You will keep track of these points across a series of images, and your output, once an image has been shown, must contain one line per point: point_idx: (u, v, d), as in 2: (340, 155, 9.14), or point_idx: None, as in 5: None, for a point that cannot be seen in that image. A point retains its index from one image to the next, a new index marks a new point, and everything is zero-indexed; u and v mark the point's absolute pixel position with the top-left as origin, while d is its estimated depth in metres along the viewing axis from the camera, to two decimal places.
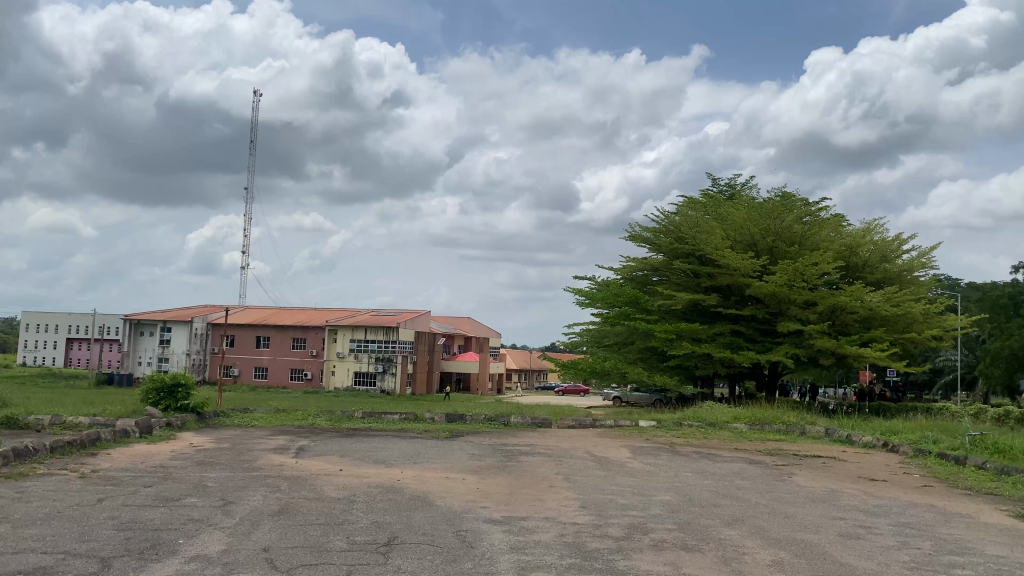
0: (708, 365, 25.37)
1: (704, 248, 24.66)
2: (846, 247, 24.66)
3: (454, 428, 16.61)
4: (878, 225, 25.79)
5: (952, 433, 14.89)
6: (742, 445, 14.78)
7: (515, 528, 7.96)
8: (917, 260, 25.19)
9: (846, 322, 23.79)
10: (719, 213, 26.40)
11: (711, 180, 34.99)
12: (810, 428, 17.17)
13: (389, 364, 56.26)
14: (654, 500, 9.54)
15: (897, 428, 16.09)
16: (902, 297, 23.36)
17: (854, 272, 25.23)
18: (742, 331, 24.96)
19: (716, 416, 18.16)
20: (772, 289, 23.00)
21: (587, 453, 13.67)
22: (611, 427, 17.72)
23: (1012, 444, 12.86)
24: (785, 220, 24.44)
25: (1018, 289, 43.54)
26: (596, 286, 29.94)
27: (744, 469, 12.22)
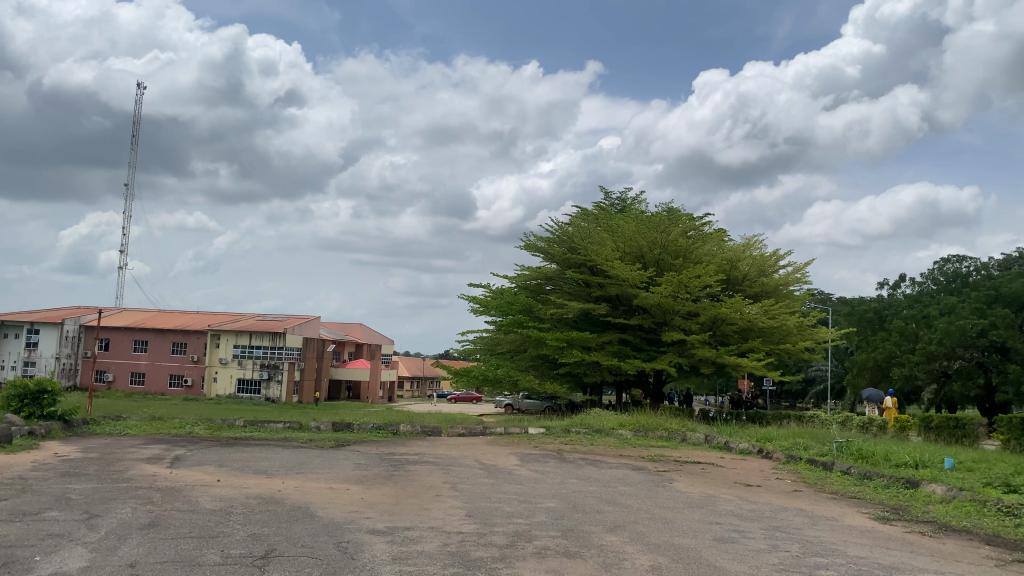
0: (596, 373, 25.81)
1: (595, 259, 25.14)
2: (727, 261, 25.66)
3: (339, 437, 16.29)
4: (757, 241, 26.88)
5: (821, 440, 15.68)
6: (626, 451, 15.12)
7: (399, 539, 7.85)
8: (792, 275, 26.45)
9: (726, 333, 24.75)
10: (610, 224, 26.97)
11: (605, 193, 35.75)
12: (690, 434, 17.72)
13: (274, 371, 54.73)
14: (540, 507, 9.60)
15: (770, 435, 16.80)
16: (778, 310, 24.50)
17: (735, 285, 26.25)
18: (630, 340, 25.57)
19: (602, 424, 18.52)
20: (657, 299, 23.65)
21: (475, 460, 13.67)
22: (502, 435, 17.80)
23: (875, 450, 13.64)
24: (671, 234, 25.20)
25: (882, 304, 46.42)
26: (490, 294, 30.03)
27: (627, 476, 12.48)
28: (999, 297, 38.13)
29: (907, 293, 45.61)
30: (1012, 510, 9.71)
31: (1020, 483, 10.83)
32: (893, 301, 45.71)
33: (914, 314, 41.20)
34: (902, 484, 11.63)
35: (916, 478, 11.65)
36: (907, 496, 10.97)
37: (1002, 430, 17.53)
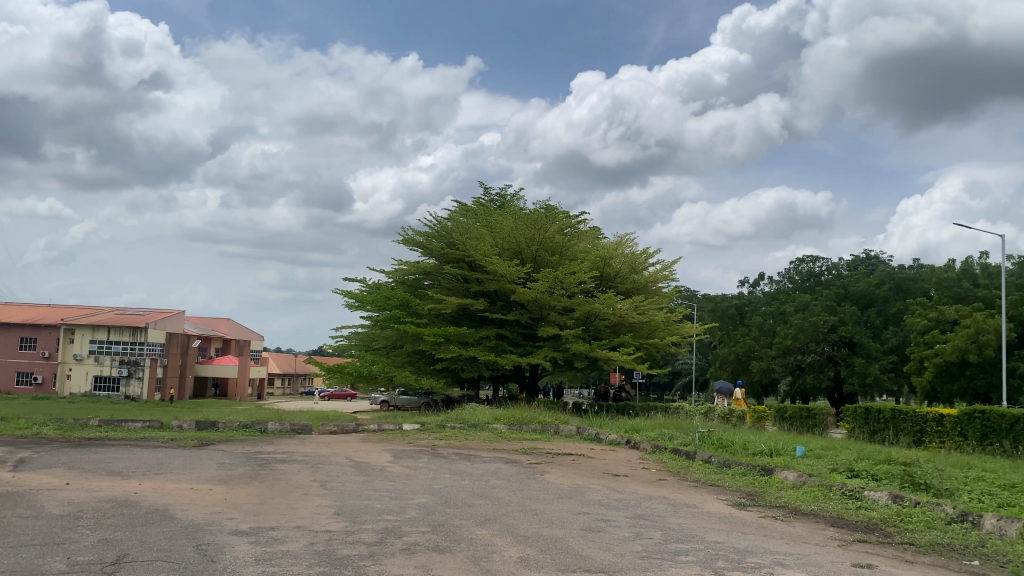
0: (473, 368, 25.91)
1: (473, 254, 25.18)
2: (601, 258, 26.31)
3: (202, 436, 15.62)
4: (629, 239, 27.66)
5: (685, 430, 16.34)
6: (500, 445, 15.25)
7: (263, 539, 7.62)
8: (661, 272, 27.40)
9: (598, 328, 25.38)
10: (488, 220, 27.04)
11: (483, 188, 35.88)
12: (563, 427, 18.08)
13: (135, 368, 52.02)
14: (411, 503, 9.54)
15: (638, 426, 17.36)
16: (648, 306, 25.34)
17: (607, 282, 26.94)
18: (507, 335, 25.83)
19: (477, 418, 18.60)
20: (534, 295, 23.97)
21: (346, 458, 13.43)
22: (374, 431, 17.59)
23: (735, 439, 14.36)
24: (547, 231, 25.56)
25: (743, 301, 48.81)
26: (366, 289, 29.56)
27: (500, 469, 12.59)
28: (848, 295, 40.87)
29: (765, 290, 48.09)
30: (854, 493, 10.43)
31: (862, 468, 11.66)
32: (753, 298, 48.11)
33: (772, 310, 43.55)
34: (758, 471, 12.28)
35: (771, 466, 12.33)
36: (761, 482, 11.59)
37: (848, 419, 18.78)
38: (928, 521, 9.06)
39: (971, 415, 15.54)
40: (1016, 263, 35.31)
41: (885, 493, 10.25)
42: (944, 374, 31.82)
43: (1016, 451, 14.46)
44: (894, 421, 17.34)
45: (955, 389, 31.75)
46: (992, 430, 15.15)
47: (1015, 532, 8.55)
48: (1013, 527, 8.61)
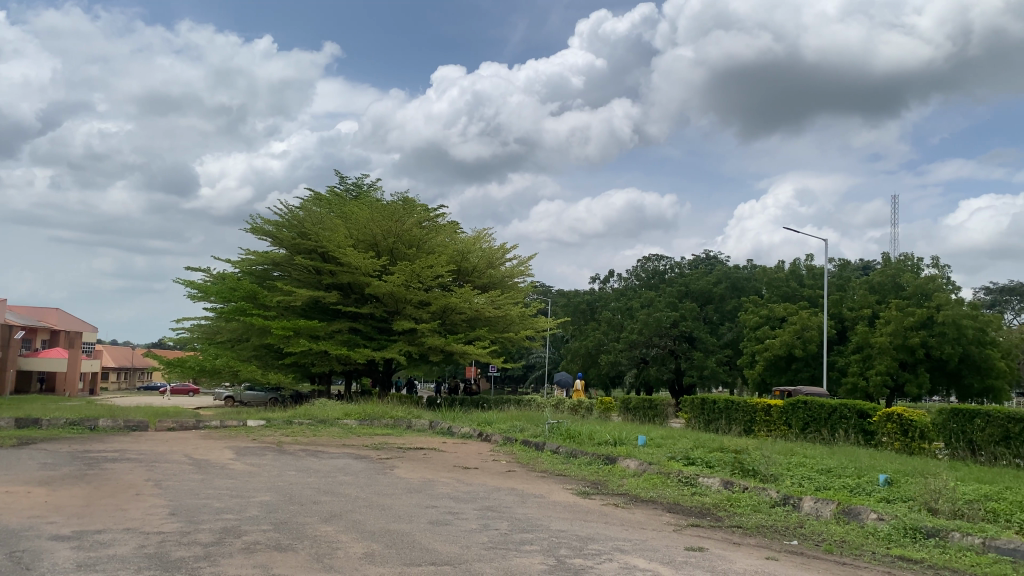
0: (324, 362, 25.33)
1: (327, 245, 24.57)
2: (458, 252, 26.36)
3: (23, 436, 14.45)
4: (486, 234, 27.86)
5: (535, 422, 16.69)
6: (350, 440, 15.01)
7: (86, 544, 7.12)
8: (517, 267, 27.79)
9: (454, 322, 25.46)
10: (343, 210, 26.44)
11: (337, 177, 35.12)
12: (415, 421, 18.00)
13: None
14: (252, 502, 9.21)
15: (490, 419, 17.55)
16: (504, 300, 25.66)
17: (464, 276, 27.04)
18: (360, 328, 25.43)
19: (326, 414, 18.20)
20: (390, 289, 23.68)
21: (185, 455, 12.80)
22: (217, 428, 16.87)
23: (581, 431, 14.81)
24: (405, 223, 25.30)
25: (593, 297, 50.21)
26: (211, 279, 28.26)
27: (348, 465, 12.38)
28: (689, 292, 42.94)
29: (614, 286, 49.72)
30: (690, 480, 10.99)
31: (697, 456, 12.30)
32: (603, 294, 49.58)
33: (620, 306, 44.95)
34: (602, 460, 12.71)
35: (614, 455, 12.79)
36: (605, 471, 12.01)
37: (686, 410, 19.77)
38: (755, 505, 9.69)
39: (795, 405, 16.71)
40: (837, 265, 38.30)
41: (718, 479, 10.85)
42: (774, 368, 34.10)
43: (833, 438, 15.71)
44: (727, 411, 18.42)
45: (783, 381, 34.09)
46: (812, 419, 16.35)
47: (830, 513, 9.29)
48: (828, 508, 9.35)
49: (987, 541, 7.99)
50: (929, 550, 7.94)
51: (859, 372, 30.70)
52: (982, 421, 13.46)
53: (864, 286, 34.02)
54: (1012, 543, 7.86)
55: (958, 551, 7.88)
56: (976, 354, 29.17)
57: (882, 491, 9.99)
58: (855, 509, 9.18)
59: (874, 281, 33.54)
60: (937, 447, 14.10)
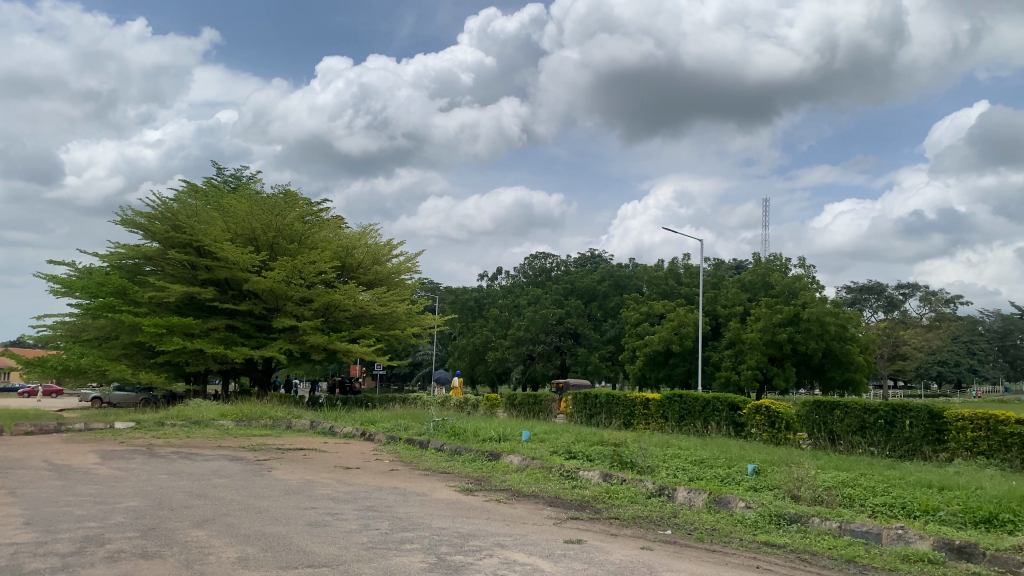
0: (199, 362, 24.38)
1: (203, 239, 23.61)
2: (343, 248, 25.86)
3: None
4: (372, 229, 27.44)
5: (419, 420, 16.62)
6: (226, 442, 14.49)
7: None
8: (404, 264, 27.56)
9: (338, 319, 25.03)
10: (220, 203, 25.47)
11: (216, 169, 33.84)
12: (295, 422, 17.57)
13: None
14: (118, 508, 8.76)
15: (373, 418, 17.36)
16: (389, 297, 25.41)
17: (349, 272, 26.60)
18: (238, 326, 24.60)
19: (201, 415, 17.52)
20: (269, 285, 22.98)
21: (44, 461, 12.03)
22: (80, 431, 15.95)
23: (465, 427, 14.86)
24: (286, 217, 24.62)
25: (481, 293, 50.45)
26: (75, 274, 26.64)
27: (223, 467, 11.96)
28: (575, 289, 43.86)
29: (501, 283, 50.07)
30: (570, 474, 11.20)
31: (578, 450, 12.56)
32: (491, 291, 49.87)
33: (507, 303, 45.42)
34: (486, 456, 12.78)
35: (497, 451, 12.89)
36: (489, 467, 12.08)
37: (569, 405, 20.10)
38: (632, 497, 9.97)
39: (672, 399, 17.30)
40: (712, 264, 39.84)
41: (597, 472, 11.11)
42: (653, 362, 35.18)
43: (706, 430, 16.36)
44: (608, 405, 18.88)
45: (661, 375, 35.20)
46: (687, 412, 16.96)
47: (702, 502, 9.68)
48: (700, 498, 9.73)
49: (843, 524, 8.52)
50: (791, 535, 8.39)
51: (731, 366, 32.06)
52: (841, 413, 14.33)
53: (737, 284, 35.53)
54: (865, 526, 8.41)
55: (818, 535, 8.35)
56: (838, 349, 31.01)
57: (750, 480, 10.49)
58: (726, 498, 9.59)
59: (746, 279, 35.08)
60: (801, 438, 14.91)
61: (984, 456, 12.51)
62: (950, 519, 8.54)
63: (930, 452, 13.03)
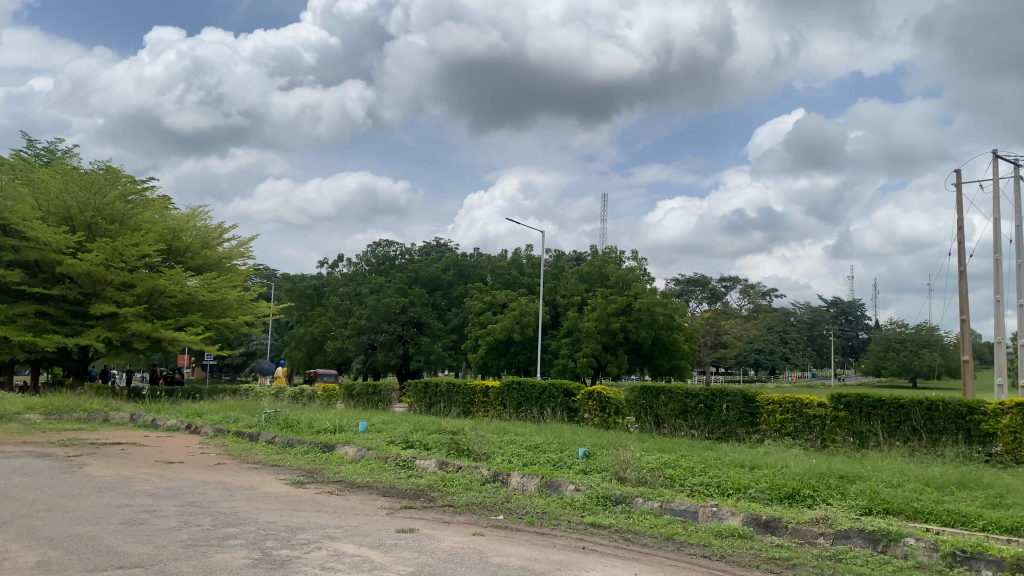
0: (4, 350, 22.34)
1: (9, 216, 21.61)
2: (169, 230, 24.39)
3: None
4: (202, 211, 26.11)
5: (251, 412, 15.99)
6: (32, 437, 13.34)
7: None
8: (236, 249, 26.43)
9: (163, 306, 23.68)
10: (31, 178, 23.40)
11: (25, 140, 30.98)
12: (113, 414, 16.46)
13: None
14: None
15: (201, 410, 16.54)
16: (220, 283, 24.29)
17: (175, 256, 25.17)
18: (50, 312, 22.72)
19: (4, 408, 16.06)
20: (86, 268, 21.38)
21: None
22: None
23: (299, 420, 14.46)
24: (106, 196, 22.98)
25: (321, 281, 49.07)
26: None
27: (26, 465, 11.00)
28: (418, 278, 43.21)
29: (342, 271, 48.90)
30: (406, 463, 11.14)
31: (415, 439, 12.52)
32: (331, 279, 48.59)
33: (347, 291, 43.89)
34: (320, 448, 12.49)
35: (332, 442, 12.62)
36: (322, 459, 11.80)
37: (409, 394, 19.97)
38: (467, 484, 10.06)
39: (510, 386, 17.60)
40: (553, 255, 40.81)
41: (433, 461, 11.12)
42: (494, 351, 35.61)
43: (542, 416, 16.76)
44: (448, 393, 18.96)
45: (502, 363, 35.70)
46: (525, 399, 17.31)
47: (534, 487, 9.90)
48: (532, 482, 9.96)
49: (663, 504, 8.98)
50: (616, 516, 8.74)
51: (569, 354, 32.96)
52: (665, 397, 15.07)
53: (575, 275, 36.59)
54: (683, 504, 8.90)
55: (640, 515, 8.74)
56: (666, 338, 32.70)
57: (581, 463, 10.84)
58: (556, 481, 9.86)
59: (584, 271, 36.23)
60: (629, 422, 15.59)
61: (790, 436, 13.57)
62: (758, 495, 9.18)
63: (744, 434, 14.00)
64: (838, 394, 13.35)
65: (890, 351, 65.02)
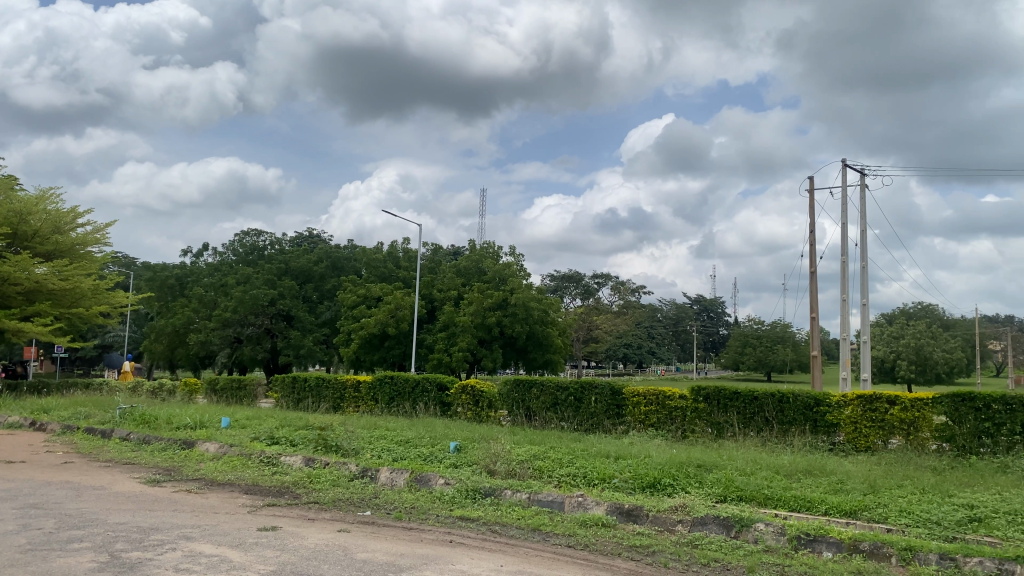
0: None
1: None
2: (16, 213, 22.67)
3: None
4: (54, 194, 24.44)
5: (104, 407, 15.11)
6: None
7: None
8: (91, 235, 24.90)
9: (7, 295, 22.02)
10: None
11: None
12: None
13: None
14: None
15: (48, 406, 15.48)
16: (72, 271, 22.81)
17: (21, 241, 23.44)
18: None
19: None
20: None
21: None
22: None
23: (157, 415, 13.80)
24: None
25: (184, 271, 46.90)
26: None
27: None
28: (289, 270, 42.08)
29: (208, 260, 46.92)
30: (271, 460, 10.81)
31: (282, 435, 12.18)
32: (194, 269, 46.51)
33: (213, 281, 42.17)
34: (178, 445, 11.94)
35: (192, 439, 12.10)
36: (181, 456, 11.28)
37: (276, 389, 19.39)
38: (334, 480, 9.87)
39: (382, 381, 17.41)
40: (430, 249, 40.67)
41: (299, 457, 10.84)
42: (367, 346, 35.11)
43: (414, 411, 16.66)
44: (317, 388, 18.55)
45: (375, 358, 35.26)
46: (397, 393, 17.16)
47: (403, 482, 9.82)
48: (402, 477, 9.87)
49: (531, 495, 9.10)
50: (484, 508, 8.80)
51: (444, 349, 32.87)
52: (537, 391, 15.29)
53: (452, 269, 36.63)
54: (550, 495, 9.06)
55: (509, 507, 8.83)
56: (540, 333, 33.22)
57: (451, 458, 10.84)
58: (426, 476, 9.82)
59: (461, 265, 36.31)
60: (501, 415, 15.73)
61: (654, 427, 14.06)
62: (622, 485, 9.47)
63: (611, 426, 14.40)
64: (698, 387, 13.93)
65: (748, 346, 68.49)
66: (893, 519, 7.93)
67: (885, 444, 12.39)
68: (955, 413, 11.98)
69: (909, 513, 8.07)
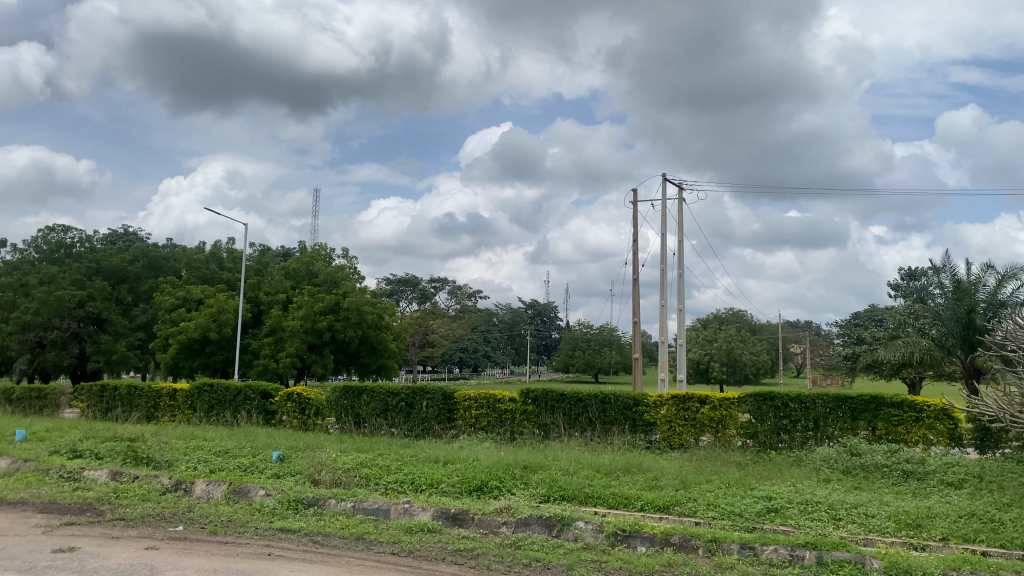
0: None
1: None
2: None
3: None
4: None
5: None
6: None
7: None
8: None
9: None
10: None
11: None
12: None
13: None
14: None
15: None
16: None
17: None
18: None
19: None
20: None
21: None
22: None
23: None
24: None
25: None
26: None
27: None
28: (100, 269, 39.23)
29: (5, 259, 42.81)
30: (72, 475, 10.00)
31: (85, 448, 11.30)
32: None
33: (11, 281, 38.57)
34: None
35: None
36: None
37: (80, 398, 17.97)
38: (144, 494, 9.27)
39: (200, 389, 16.57)
40: (257, 250, 39.12)
41: (104, 471, 10.10)
42: (187, 351, 33.22)
43: (235, 419, 15.95)
44: (128, 397, 17.40)
45: (196, 364, 33.49)
46: (217, 401, 16.38)
47: (220, 494, 9.37)
48: (219, 490, 9.42)
49: (356, 504, 8.94)
50: (307, 519, 8.55)
51: (270, 354, 31.66)
52: (367, 397, 15.09)
53: (280, 271, 35.41)
54: (375, 503, 8.93)
55: (332, 517, 8.63)
56: (372, 337, 32.83)
57: (273, 468, 10.48)
58: (245, 488, 9.42)
59: (291, 267, 35.18)
60: (329, 422, 15.39)
61: (484, 431, 14.21)
62: (449, 490, 9.48)
63: (440, 431, 14.41)
64: (526, 390, 14.24)
65: (577, 349, 70.70)
66: (701, 512, 8.42)
67: (696, 441, 13.15)
68: (758, 412, 12.92)
69: (715, 506, 8.61)
